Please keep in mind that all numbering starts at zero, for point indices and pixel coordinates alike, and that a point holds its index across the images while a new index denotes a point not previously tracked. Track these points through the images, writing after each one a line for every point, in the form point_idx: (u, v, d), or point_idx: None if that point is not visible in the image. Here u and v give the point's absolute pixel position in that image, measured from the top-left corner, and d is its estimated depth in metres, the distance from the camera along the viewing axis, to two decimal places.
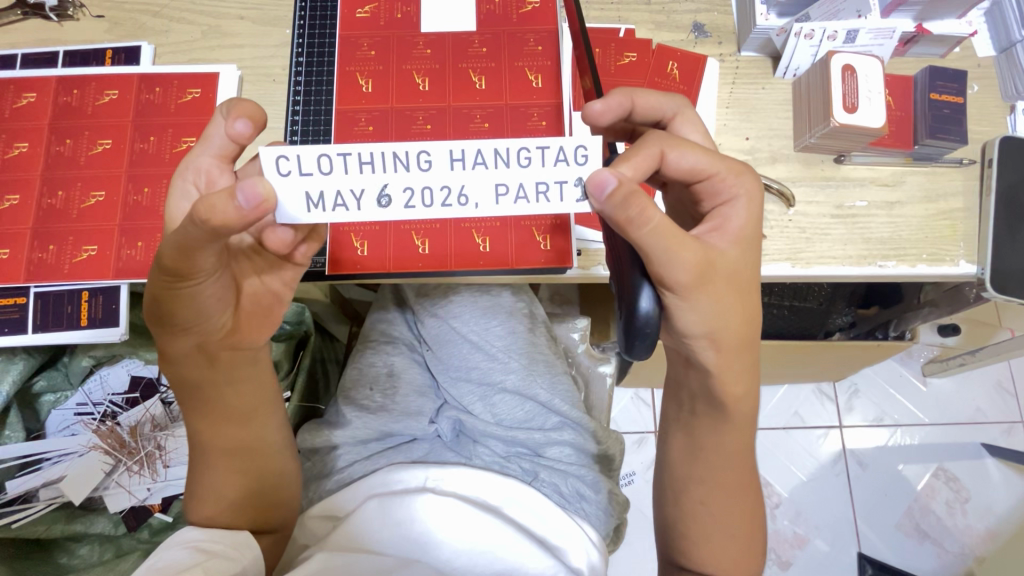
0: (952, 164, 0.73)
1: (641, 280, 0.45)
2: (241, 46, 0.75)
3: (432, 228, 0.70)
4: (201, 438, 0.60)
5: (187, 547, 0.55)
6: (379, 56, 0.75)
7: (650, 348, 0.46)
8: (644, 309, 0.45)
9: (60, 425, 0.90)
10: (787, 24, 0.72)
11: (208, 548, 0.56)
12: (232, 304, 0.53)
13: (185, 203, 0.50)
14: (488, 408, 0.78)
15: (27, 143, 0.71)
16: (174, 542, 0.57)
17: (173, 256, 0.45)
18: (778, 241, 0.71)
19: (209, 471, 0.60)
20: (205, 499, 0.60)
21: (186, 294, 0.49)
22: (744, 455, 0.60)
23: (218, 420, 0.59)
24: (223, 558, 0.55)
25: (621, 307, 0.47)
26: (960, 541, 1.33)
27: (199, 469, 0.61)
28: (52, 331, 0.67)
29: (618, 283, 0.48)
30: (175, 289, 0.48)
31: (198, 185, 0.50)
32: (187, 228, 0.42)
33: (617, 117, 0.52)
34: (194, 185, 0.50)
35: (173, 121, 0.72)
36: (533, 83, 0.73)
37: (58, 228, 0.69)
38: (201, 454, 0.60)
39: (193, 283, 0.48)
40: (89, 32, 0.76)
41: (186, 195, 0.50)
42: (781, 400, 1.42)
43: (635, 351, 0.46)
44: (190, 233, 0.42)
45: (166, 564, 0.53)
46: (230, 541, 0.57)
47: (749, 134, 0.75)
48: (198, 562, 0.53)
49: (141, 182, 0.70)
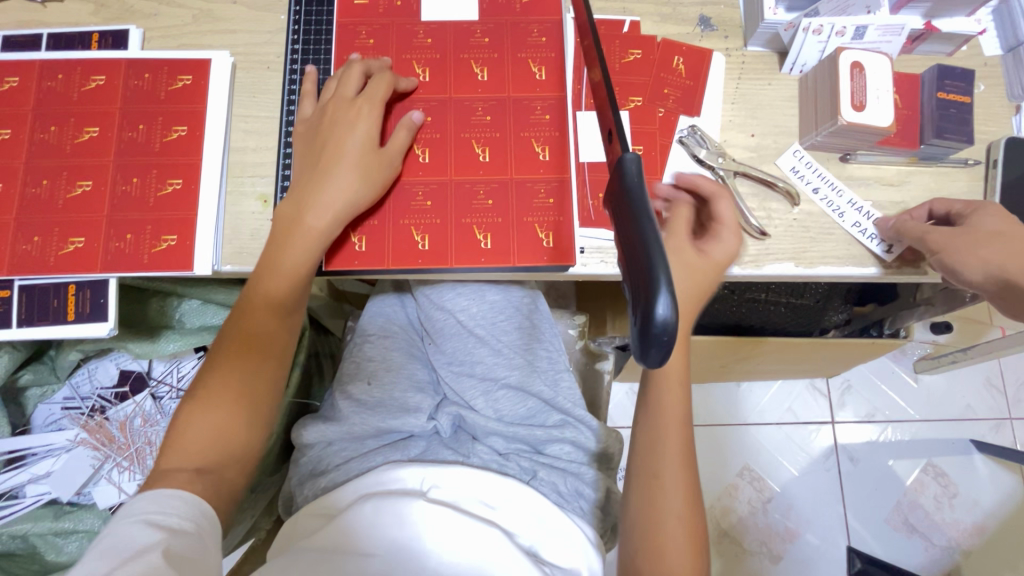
0: (957, 164, 0.73)
1: (660, 274, 0.33)
2: (235, 32, 0.74)
3: (431, 224, 0.67)
4: (211, 382, 0.61)
5: (141, 523, 0.52)
6: (379, 45, 0.72)
7: (667, 361, 0.34)
8: (659, 314, 0.32)
9: (47, 420, 0.89)
10: (796, 19, 0.70)
11: (165, 522, 0.53)
12: (291, 273, 0.63)
13: (338, 116, 0.66)
14: (490, 403, 0.77)
15: (10, 130, 0.68)
16: (130, 510, 0.53)
17: (366, 172, 0.64)
18: (783, 240, 0.71)
19: (206, 415, 0.59)
20: (188, 445, 0.58)
21: (297, 232, 0.62)
22: (678, 452, 0.62)
23: (235, 384, 0.61)
24: (180, 533, 0.52)
25: (633, 309, 0.35)
26: (946, 535, 1.36)
27: (198, 422, 0.59)
28: (37, 326, 0.65)
29: (630, 283, 0.36)
30: (299, 220, 0.63)
31: (348, 111, 0.66)
32: (394, 142, 0.66)
33: (929, 213, 0.70)
34: (344, 112, 0.66)
35: (163, 109, 0.70)
36: (536, 76, 0.71)
37: (42, 218, 0.66)
38: (211, 426, 0.59)
39: (313, 222, 0.63)
40: (75, 15, 0.74)
41: (338, 114, 0.66)
42: (775, 394, 1.44)
43: (649, 361, 0.34)
44: (394, 146, 0.66)
45: (120, 545, 0.50)
46: (188, 512, 0.54)
47: (754, 131, 0.74)
48: (159, 541, 0.51)
49: (130, 172, 0.68)
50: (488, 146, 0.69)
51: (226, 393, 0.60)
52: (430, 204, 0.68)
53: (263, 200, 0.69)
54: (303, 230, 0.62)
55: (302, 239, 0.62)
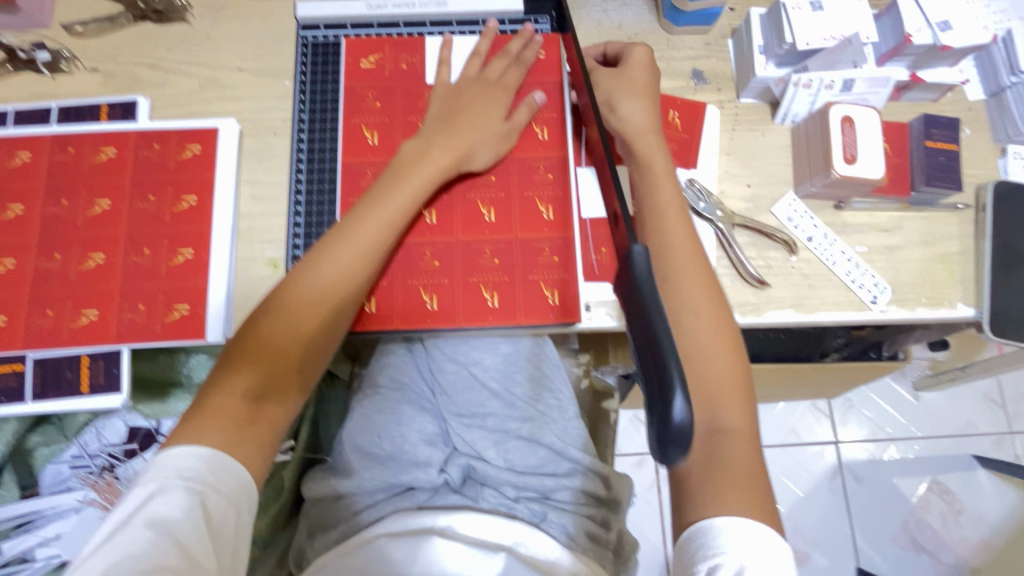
0: (947, 208, 0.75)
1: (674, 374, 0.34)
2: (241, 99, 0.76)
3: (440, 285, 0.69)
4: (241, 370, 0.58)
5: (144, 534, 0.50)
6: (385, 108, 0.74)
7: (685, 457, 0.35)
8: (676, 416, 0.33)
9: (56, 480, 0.89)
10: (786, 75, 0.73)
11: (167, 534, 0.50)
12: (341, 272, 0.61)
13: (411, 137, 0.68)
14: (501, 453, 0.78)
15: (23, 204, 0.69)
16: (186, 476, 0.51)
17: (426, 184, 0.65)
18: (783, 287, 0.73)
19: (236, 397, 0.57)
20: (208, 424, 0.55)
21: (351, 238, 0.62)
22: (719, 358, 0.58)
23: (267, 375, 0.58)
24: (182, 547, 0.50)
25: (650, 405, 0.36)
26: (954, 552, 1.36)
27: (224, 404, 0.56)
28: (51, 399, 0.65)
29: (644, 378, 0.37)
30: (355, 222, 0.62)
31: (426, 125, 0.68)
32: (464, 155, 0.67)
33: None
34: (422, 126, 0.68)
35: (172, 179, 0.71)
36: (538, 135, 0.73)
37: (57, 292, 0.67)
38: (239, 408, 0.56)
39: (363, 232, 0.62)
40: (84, 86, 0.76)
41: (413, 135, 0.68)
42: (777, 416, 1.45)
43: (669, 459, 0.35)
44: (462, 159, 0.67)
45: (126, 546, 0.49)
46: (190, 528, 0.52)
47: (750, 181, 0.76)
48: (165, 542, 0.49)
49: (142, 242, 0.69)
50: (493, 206, 0.70)
51: (258, 377, 0.58)
52: (438, 264, 0.69)
53: (273, 264, 0.70)
54: (360, 236, 0.62)
55: (355, 240, 0.62)
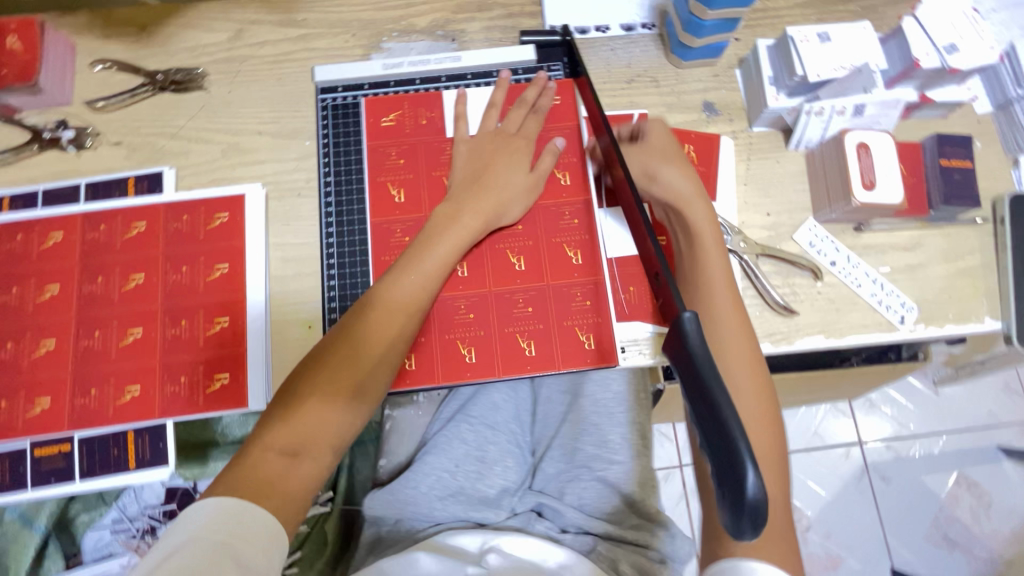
0: (966, 224, 0.76)
1: (743, 448, 0.35)
2: (263, 162, 0.76)
3: (476, 337, 0.70)
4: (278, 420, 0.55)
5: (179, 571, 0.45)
6: (408, 164, 0.75)
7: (759, 529, 0.35)
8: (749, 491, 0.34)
9: (97, 546, 0.90)
10: (798, 105, 0.75)
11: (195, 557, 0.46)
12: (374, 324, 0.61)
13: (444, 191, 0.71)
14: (576, 493, 0.78)
15: (59, 284, 0.71)
16: (211, 530, 0.45)
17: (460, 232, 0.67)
18: (810, 313, 0.73)
19: (267, 448, 0.53)
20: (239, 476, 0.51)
21: (389, 290, 0.63)
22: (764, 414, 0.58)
23: (299, 427, 0.55)
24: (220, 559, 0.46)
25: (719, 476, 0.36)
26: (988, 547, 1.36)
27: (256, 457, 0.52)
28: (99, 477, 0.66)
29: (710, 448, 0.38)
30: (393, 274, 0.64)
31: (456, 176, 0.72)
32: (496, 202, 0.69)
33: None
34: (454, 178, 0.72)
35: (203, 249, 0.72)
36: (561, 181, 0.74)
37: (99, 370, 0.68)
38: (275, 461, 0.52)
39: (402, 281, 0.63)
40: (108, 160, 0.77)
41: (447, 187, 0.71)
42: (800, 420, 1.45)
43: (742, 532, 0.35)
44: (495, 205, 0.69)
45: None
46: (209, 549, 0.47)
47: (770, 210, 0.77)
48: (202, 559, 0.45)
49: (178, 314, 0.70)
50: (522, 255, 0.72)
51: (295, 429, 0.54)
52: (473, 316, 0.70)
53: (308, 325, 0.71)
54: (394, 286, 0.63)
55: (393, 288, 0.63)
